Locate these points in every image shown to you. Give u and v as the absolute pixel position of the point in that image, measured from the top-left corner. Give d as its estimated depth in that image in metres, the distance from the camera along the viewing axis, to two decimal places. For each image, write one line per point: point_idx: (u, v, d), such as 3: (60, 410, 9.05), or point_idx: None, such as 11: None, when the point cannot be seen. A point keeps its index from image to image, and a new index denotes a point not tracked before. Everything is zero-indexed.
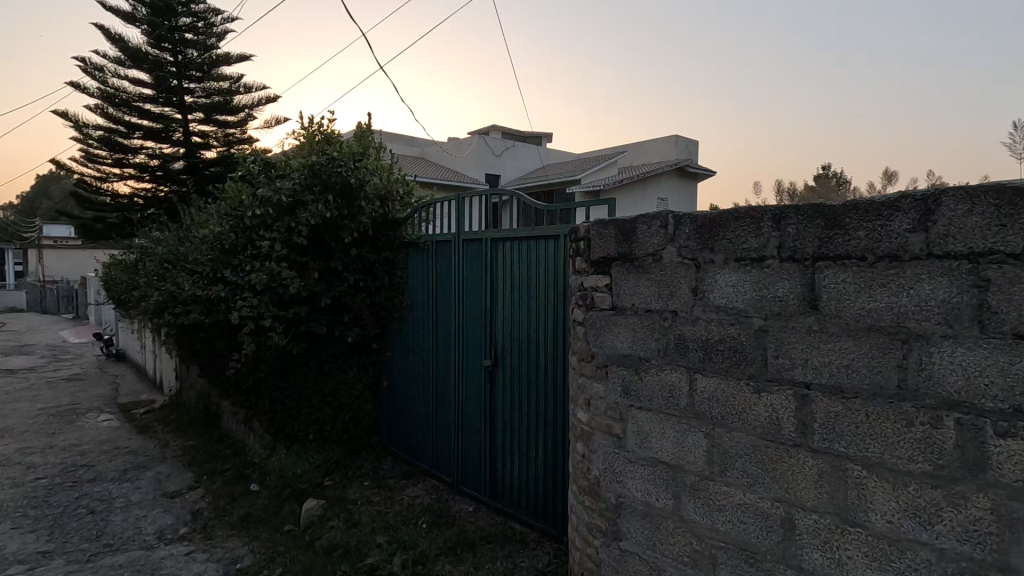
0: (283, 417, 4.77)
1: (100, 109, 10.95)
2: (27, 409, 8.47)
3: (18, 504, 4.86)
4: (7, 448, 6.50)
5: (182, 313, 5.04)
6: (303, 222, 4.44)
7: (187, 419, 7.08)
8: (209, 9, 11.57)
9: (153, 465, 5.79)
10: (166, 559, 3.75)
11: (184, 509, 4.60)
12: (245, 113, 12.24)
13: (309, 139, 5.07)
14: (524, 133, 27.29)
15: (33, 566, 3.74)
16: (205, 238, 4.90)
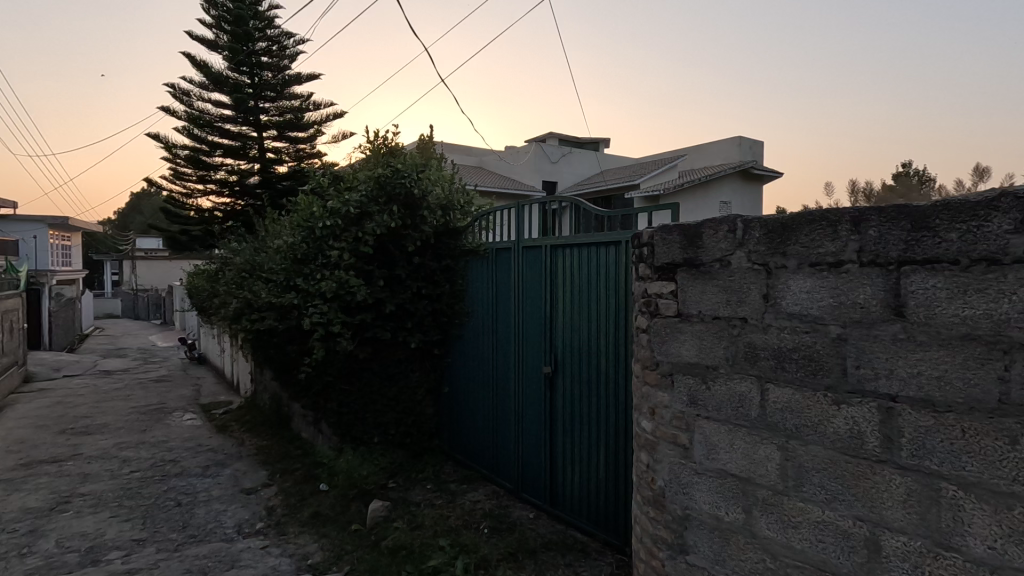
0: (350, 419, 4.95)
1: (187, 131, 11.84)
2: (121, 407, 9.25)
3: (115, 494, 5.29)
4: (105, 443, 7.11)
5: (258, 319, 5.35)
6: (369, 231, 4.60)
7: (260, 420, 7.49)
8: (283, 33, 12.27)
9: (231, 462, 6.15)
10: (244, 552, 3.97)
11: (259, 505, 4.85)
12: (315, 129, 12.87)
13: (374, 152, 5.27)
14: (580, 140, 27.21)
15: (129, 552, 4.06)
16: (279, 248, 5.19)
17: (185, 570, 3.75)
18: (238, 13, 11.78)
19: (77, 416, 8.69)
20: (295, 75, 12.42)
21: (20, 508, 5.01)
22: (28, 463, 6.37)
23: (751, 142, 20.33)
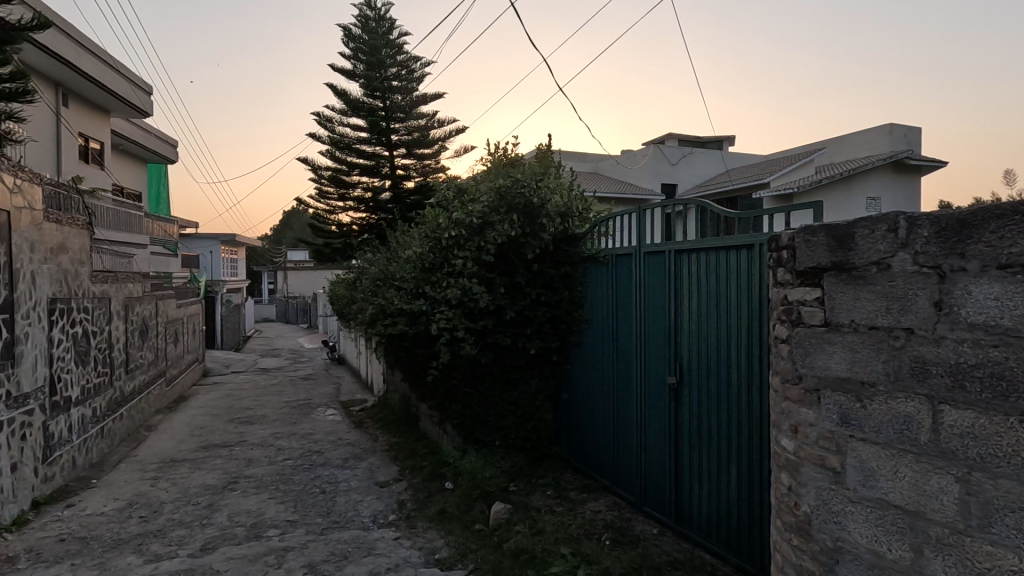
0: (473, 422, 5.13)
1: (330, 154, 13.15)
2: (276, 401, 10.46)
3: (272, 478, 5.97)
4: (264, 432, 8.07)
5: (390, 325, 5.75)
6: (491, 241, 4.73)
7: (391, 418, 8.05)
8: (411, 58, 13.17)
9: (367, 456, 6.68)
10: (379, 541, 4.27)
11: (391, 498, 5.20)
12: (439, 145, 13.65)
13: (494, 164, 5.42)
14: (702, 141, 25.98)
15: (284, 531, 4.55)
16: (409, 258, 5.54)
17: (329, 552, 4.11)
18: (373, 44, 12.85)
19: (242, 407, 9.98)
20: (422, 96, 13.28)
21: (200, 484, 5.84)
22: (206, 446, 7.43)
23: (907, 129, 17.99)
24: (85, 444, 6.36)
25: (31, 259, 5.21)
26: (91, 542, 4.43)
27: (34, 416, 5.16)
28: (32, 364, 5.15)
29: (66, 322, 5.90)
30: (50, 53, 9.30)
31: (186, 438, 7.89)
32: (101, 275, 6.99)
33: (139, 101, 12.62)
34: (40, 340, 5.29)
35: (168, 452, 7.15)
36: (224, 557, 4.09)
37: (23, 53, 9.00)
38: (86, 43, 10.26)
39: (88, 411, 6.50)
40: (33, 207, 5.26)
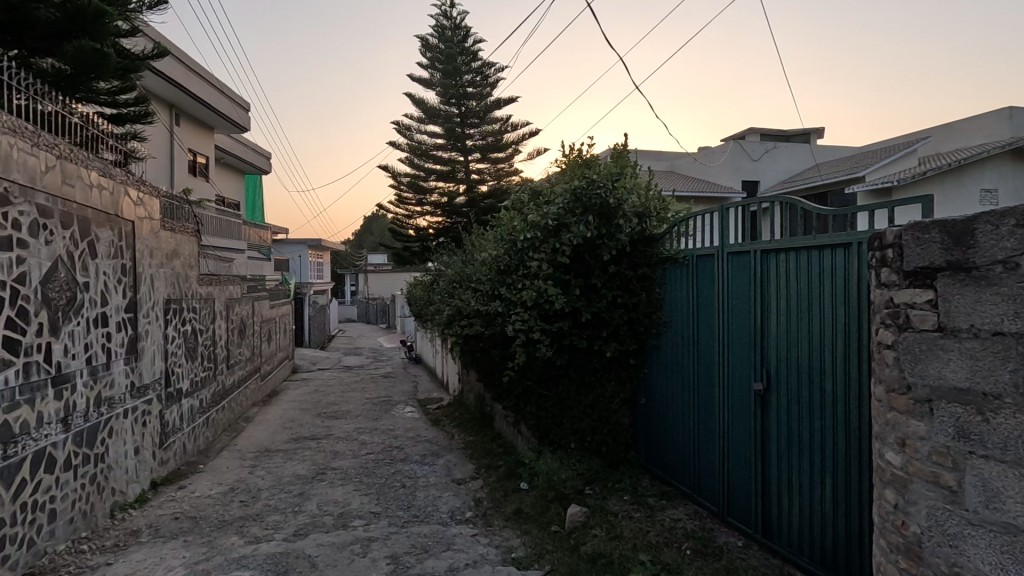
0: (548, 423, 5.15)
1: (409, 161, 13.66)
2: (359, 397, 11.00)
3: (357, 471, 6.28)
4: (349, 427, 8.51)
5: (467, 326, 5.88)
6: (566, 242, 4.70)
7: (467, 417, 8.23)
8: (486, 64, 13.36)
9: (444, 453, 6.88)
10: (457, 537, 4.37)
11: (468, 495, 5.31)
12: (513, 148, 13.80)
13: (569, 164, 5.37)
14: (786, 134, 24.61)
15: (368, 522, 4.77)
16: (485, 261, 5.63)
17: (411, 545, 4.27)
18: (449, 52, 13.18)
19: (328, 402, 10.58)
20: (496, 101, 13.50)
21: (293, 473, 6.25)
22: (297, 438, 7.94)
23: None
24: (194, 432, 6.98)
25: (151, 263, 5.79)
26: (200, 522, 4.86)
27: (153, 405, 5.74)
28: (151, 358, 5.72)
29: (178, 320, 6.51)
30: (165, 78, 10.30)
31: (280, 429, 8.47)
32: (207, 278, 7.65)
33: (239, 118, 13.70)
34: (157, 337, 5.87)
35: (264, 443, 7.70)
36: (315, 543, 4.35)
37: (144, 79, 10.04)
38: (194, 67, 11.28)
39: (197, 402, 7.14)
40: (152, 217, 5.84)
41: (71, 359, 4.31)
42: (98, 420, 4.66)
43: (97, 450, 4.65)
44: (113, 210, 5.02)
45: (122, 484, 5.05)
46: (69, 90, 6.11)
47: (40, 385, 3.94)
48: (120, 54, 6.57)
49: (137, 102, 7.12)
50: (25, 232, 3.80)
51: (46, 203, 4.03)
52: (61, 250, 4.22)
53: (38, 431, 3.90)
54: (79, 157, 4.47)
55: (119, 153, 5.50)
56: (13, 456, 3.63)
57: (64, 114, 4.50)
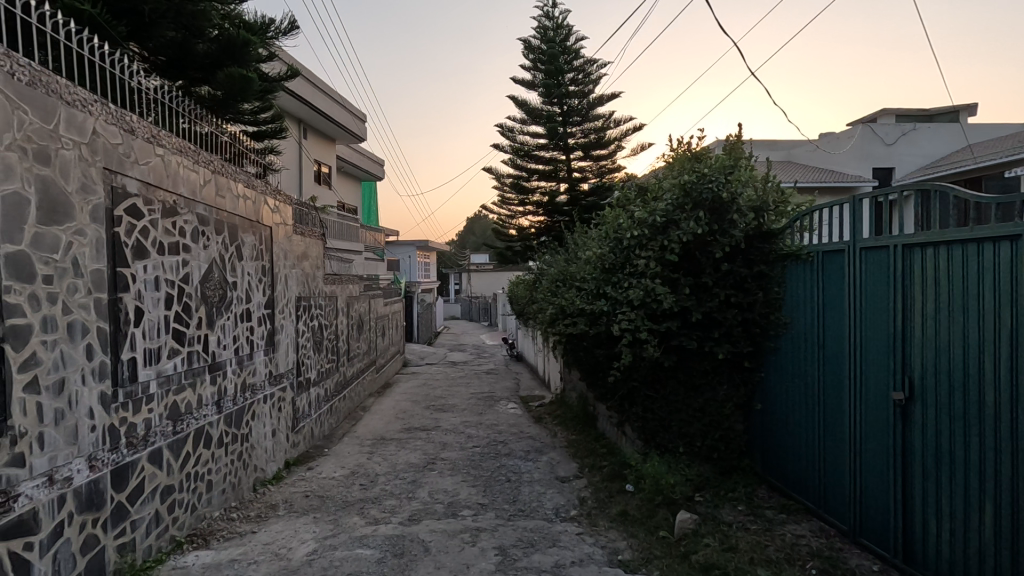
0: (655, 426, 5.02)
1: (512, 162, 13.89)
2: (465, 392, 11.42)
3: (464, 462, 6.53)
4: (455, 420, 8.86)
5: (571, 324, 5.88)
6: (676, 239, 4.52)
7: (570, 416, 8.23)
8: (588, 61, 13.29)
9: (547, 450, 6.94)
10: (562, 534, 4.40)
11: (572, 494, 5.32)
12: (615, 145, 13.60)
13: (677, 157, 5.16)
14: (927, 114, 21.88)
15: (476, 512, 4.95)
16: (589, 259, 5.58)
17: (517, 538, 4.36)
18: (552, 52, 13.22)
19: (436, 396, 11.08)
20: (598, 97, 13.36)
21: (406, 462, 6.64)
22: (409, 428, 8.42)
23: None
24: (320, 418, 7.65)
25: (286, 265, 6.45)
26: (327, 500, 5.32)
27: (287, 392, 6.37)
28: (286, 349, 6.36)
29: (308, 316, 7.18)
30: (296, 97, 11.36)
31: (393, 419, 9.02)
32: (331, 277, 8.34)
33: (357, 128, 14.76)
34: (291, 331, 6.52)
35: (379, 431, 8.25)
36: (427, 529, 4.59)
37: (278, 99, 11.15)
38: (320, 85, 12.32)
39: (322, 391, 7.82)
40: (286, 223, 6.48)
41: (223, 349, 4.90)
42: (243, 404, 5.26)
43: (243, 431, 5.25)
44: (255, 218, 5.63)
45: (262, 462, 5.67)
46: (221, 112, 6.95)
47: (200, 370, 4.52)
48: (260, 78, 7.35)
49: (273, 119, 7.91)
50: (189, 238, 4.37)
51: (204, 212, 4.61)
52: (216, 253, 4.80)
53: (198, 411, 4.49)
54: (229, 171, 5.07)
55: (259, 166, 6.14)
56: (180, 432, 4.21)
57: (218, 133, 5.13)
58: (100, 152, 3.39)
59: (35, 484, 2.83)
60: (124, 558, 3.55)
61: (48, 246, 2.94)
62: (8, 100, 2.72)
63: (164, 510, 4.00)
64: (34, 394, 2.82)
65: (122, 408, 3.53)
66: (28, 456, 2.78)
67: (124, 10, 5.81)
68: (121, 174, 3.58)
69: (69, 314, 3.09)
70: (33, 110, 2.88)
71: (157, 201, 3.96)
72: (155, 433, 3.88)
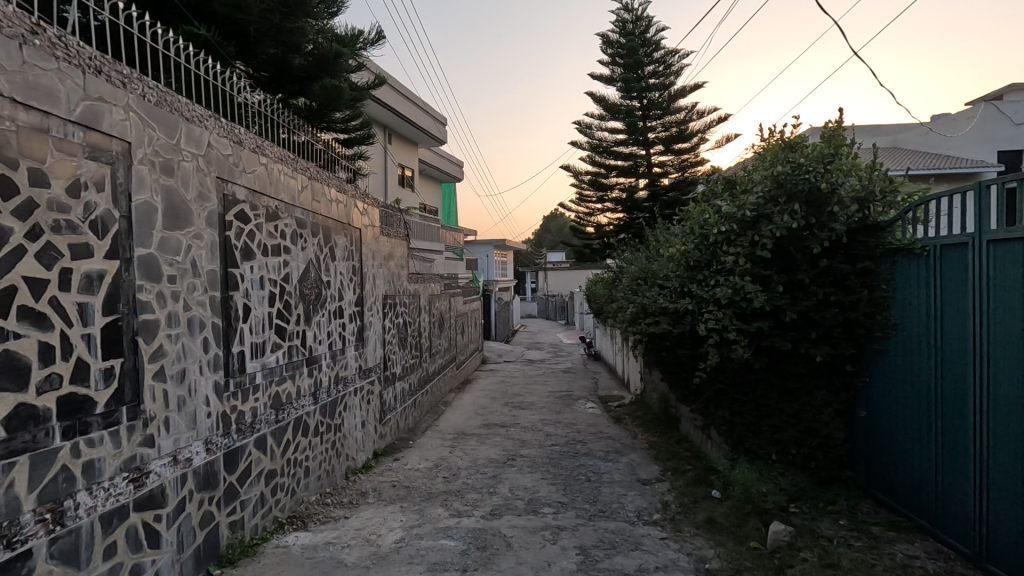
0: (744, 431, 4.78)
1: (590, 159, 13.73)
2: (542, 390, 11.46)
3: (543, 460, 6.55)
4: (534, 418, 8.92)
5: (653, 323, 5.74)
6: (768, 235, 4.27)
7: (651, 417, 8.03)
8: (669, 52, 12.93)
9: (627, 451, 6.81)
10: (645, 538, 4.29)
11: (655, 497, 5.18)
12: (698, 137, 13.12)
13: (768, 146, 4.88)
14: None
15: (556, 511, 4.94)
16: (672, 256, 5.42)
17: (598, 539, 4.31)
18: (631, 45, 12.94)
19: (514, 393, 11.19)
20: (680, 89, 12.93)
21: (486, 457, 6.76)
22: (488, 424, 8.57)
23: None
24: (404, 412, 7.95)
25: (373, 264, 6.77)
26: (412, 491, 5.53)
27: (375, 385, 6.69)
28: (374, 345, 6.68)
29: (393, 313, 7.50)
30: (382, 104, 11.89)
31: (473, 415, 9.22)
32: (414, 276, 8.66)
33: (438, 132, 15.21)
34: (378, 327, 6.84)
35: (460, 426, 8.46)
36: (508, 524, 4.64)
37: (366, 107, 11.73)
38: (404, 91, 12.82)
39: (407, 385, 8.13)
40: (374, 225, 6.81)
41: (319, 343, 5.23)
42: (336, 396, 5.59)
43: (336, 421, 5.58)
44: (347, 220, 5.96)
45: (353, 451, 5.99)
46: (315, 122, 7.41)
47: (299, 363, 4.85)
48: (350, 88, 7.77)
49: (362, 126, 8.34)
50: (289, 240, 4.69)
51: (302, 216, 4.93)
52: (312, 254, 5.13)
53: (297, 402, 4.82)
54: (323, 177, 5.40)
55: (350, 171, 6.48)
56: (282, 420, 4.53)
57: (313, 142, 5.47)
58: (215, 163, 3.72)
59: (163, 463, 3.15)
60: (234, 534, 3.87)
61: (172, 248, 3.26)
62: (141, 119, 3.04)
63: (268, 492, 4.32)
64: (161, 382, 3.14)
65: (233, 397, 3.86)
66: (157, 437, 3.10)
67: (232, 32, 6.34)
68: (232, 183, 3.91)
69: (190, 310, 3.41)
70: (160, 127, 3.21)
71: (261, 206, 4.28)
72: (260, 421, 4.20)
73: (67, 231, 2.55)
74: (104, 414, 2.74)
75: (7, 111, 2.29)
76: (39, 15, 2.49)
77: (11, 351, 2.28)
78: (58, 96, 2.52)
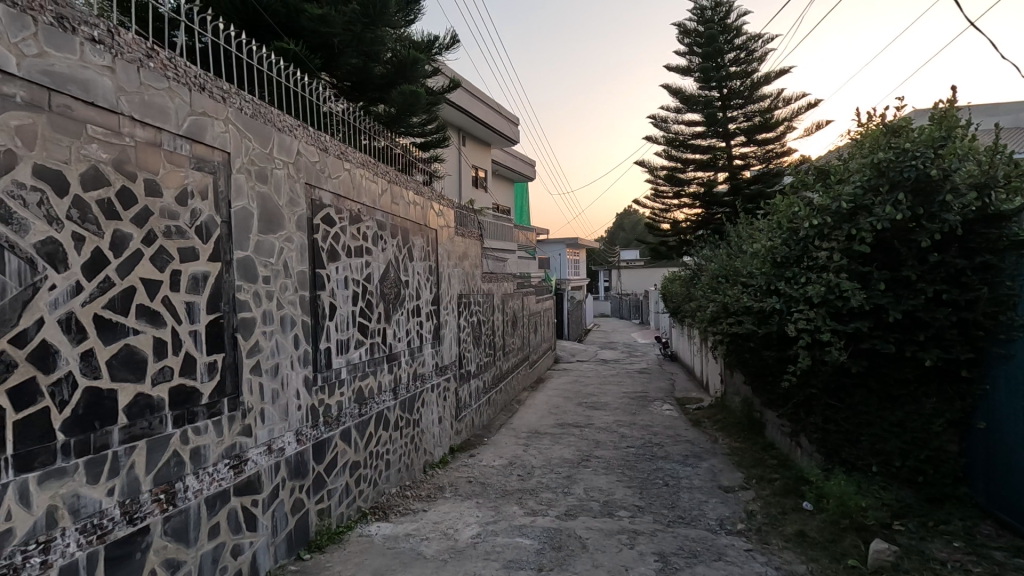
0: (839, 439, 4.45)
1: (665, 153, 13.29)
2: (617, 391, 11.24)
3: (618, 462, 6.41)
4: (608, 418, 8.77)
5: (736, 323, 5.46)
6: (867, 227, 3.94)
7: (733, 421, 7.66)
8: (751, 38, 12.32)
9: (708, 456, 6.53)
10: (729, 548, 4.09)
11: (738, 505, 4.93)
12: (784, 126, 12.38)
13: (866, 131, 4.49)
14: None
15: (633, 514, 4.82)
16: (758, 253, 5.14)
17: (678, 546, 4.16)
18: (710, 33, 12.41)
19: (588, 393, 11.07)
20: (764, 76, 12.23)
21: (560, 456, 6.73)
22: (562, 423, 8.52)
23: None
24: (479, 409, 8.08)
25: (449, 264, 6.92)
26: (487, 487, 5.59)
27: (451, 382, 6.85)
28: (450, 343, 6.83)
29: (468, 312, 7.64)
30: (457, 106, 12.13)
31: (546, 414, 9.21)
32: (488, 276, 8.77)
33: (511, 132, 15.33)
34: (454, 325, 6.98)
35: (534, 425, 8.47)
36: (584, 525, 4.59)
37: (441, 110, 12.02)
38: (477, 93, 13.02)
39: (481, 383, 8.25)
40: (449, 225, 6.95)
41: (398, 341, 5.41)
42: (414, 392, 5.76)
43: (415, 416, 5.75)
44: (424, 221, 6.12)
45: (431, 446, 6.16)
46: (394, 127, 7.68)
47: (380, 360, 5.04)
48: (426, 92, 7.98)
49: (437, 130, 8.54)
50: (370, 242, 4.89)
51: (383, 218, 5.12)
52: (392, 255, 5.31)
53: (379, 397, 5.01)
54: (401, 180, 5.58)
55: (426, 174, 6.65)
56: (365, 414, 4.73)
57: (393, 146, 5.67)
58: (303, 170, 3.94)
59: (259, 452, 3.38)
60: (322, 521, 4.08)
61: (266, 251, 3.49)
62: (239, 131, 3.28)
63: (352, 482, 4.53)
64: (258, 376, 3.37)
65: (321, 392, 4.07)
66: (254, 428, 3.32)
67: (319, 44, 6.70)
68: (319, 188, 4.12)
69: (283, 309, 3.63)
70: (255, 138, 3.43)
71: (346, 210, 4.48)
72: (345, 414, 4.41)
73: (177, 236, 2.79)
74: (209, 405, 2.97)
75: (127, 128, 2.53)
76: (154, 40, 2.74)
77: (131, 346, 2.52)
78: (168, 113, 2.75)
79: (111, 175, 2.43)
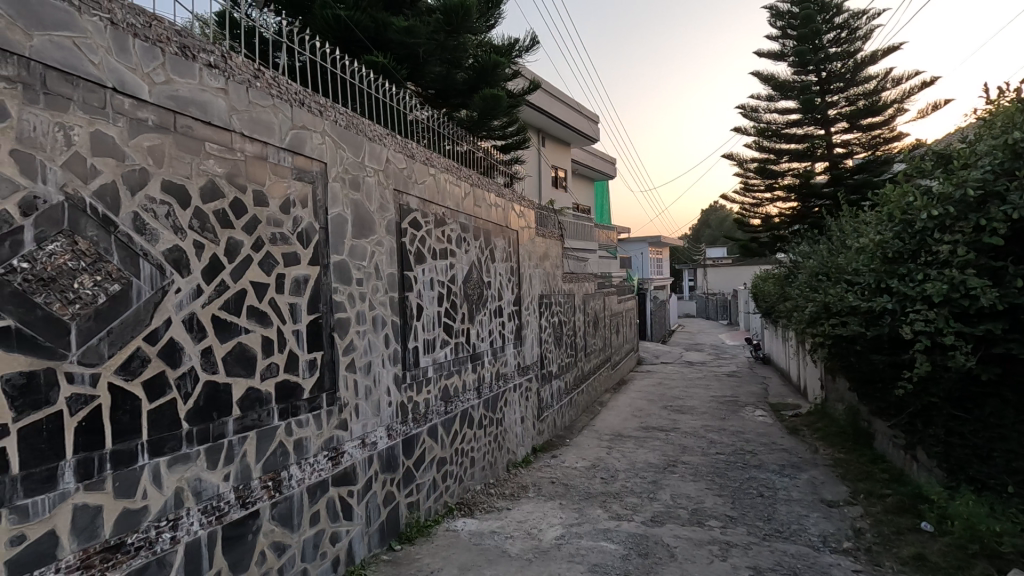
0: (965, 454, 3.99)
1: (756, 144, 12.59)
2: (704, 394, 10.78)
3: (707, 469, 6.14)
4: (695, 423, 8.43)
5: (840, 324, 5.05)
6: (999, 216, 3.48)
7: (835, 430, 7.09)
8: (854, 15, 11.37)
9: (807, 467, 6.09)
10: (834, 568, 3.79)
11: (844, 522, 4.55)
12: (893, 108, 11.36)
13: (998, 108, 3.99)
14: None
15: (725, 525, 4.59)
16: (866, 247, 4.72)
17: (776, 561, 3.91)
18: (806, 13, 11.45)
19: (673, 396, 10.70)
20: (869, 55, 11.27)
21: (645, 461, 6.55)
22: (646, 427, 8.30)
23: None
24: (561, 410, 8.05)
25: (530, 265, 6.95)
26: (570, 489, 5.55)
27: (533, 382, 6.88)
28: (531, 343, 6.86)
29: (550, 313, 7.64)
30: (536, 107, 12.19)
31: (630, 417, 9.00)
32: (569, 276, 8.72)
33: (591, 130, 15.15)
34: (535, 325, 7.00)
35: (617, 427, 8.31)
36: (671, 533, 4.43)
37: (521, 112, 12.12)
38: (557, 93, 12.99)
39: (563, 384, 8.22)
40: (530, 225, 6.98)
41: (482, 341, 5.51)
42: (497, 391, 5.84)
43: (498, 415, 5.83)
44: (505, 222, 6.19)
45: (513, 445, 6.21)
46: (476, 131, 7.83)
47: (464, 359, 5.16)
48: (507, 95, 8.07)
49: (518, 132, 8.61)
50: (454, 244, 5.01)
51: (466, 221, 5.23)
52: (475, 256, 5.41)
53: (463, 395, 5.13)
54: (483, 182, 5.67)
55: (507, 175, 6.72)
56: (450, 412, 4.86)
57: (475, 150, 5.77)
58: (391, 176, 4.10)
59: (354, 445, 3.56)
60: (412, 514, 4.24)
61: (359, 255, 3.67)
62: (334, 141, 3.47)
63: (439, 478, 4.66)
64: (352, 373, 3.55)
65: (409, 389, 4.22)
66: (349, 422, 3.51)
67: (404, 55, 6.96)
68: (406, 193, 4.28)
69: (374, 310, 3.81)
70: (348, 147, 3.62)
71: (431, 213, 4.63)
72: (432, 412, 4.55)
73: (281, 242, 3.00)
74: (310, 400, 3.17)
75: (239, 144, 2.75)
76: (260, 62, 2.97)
77: (243, 343, 2.74)
78: (273, 127, 2.97)
79: (225, 187, 2.66)
